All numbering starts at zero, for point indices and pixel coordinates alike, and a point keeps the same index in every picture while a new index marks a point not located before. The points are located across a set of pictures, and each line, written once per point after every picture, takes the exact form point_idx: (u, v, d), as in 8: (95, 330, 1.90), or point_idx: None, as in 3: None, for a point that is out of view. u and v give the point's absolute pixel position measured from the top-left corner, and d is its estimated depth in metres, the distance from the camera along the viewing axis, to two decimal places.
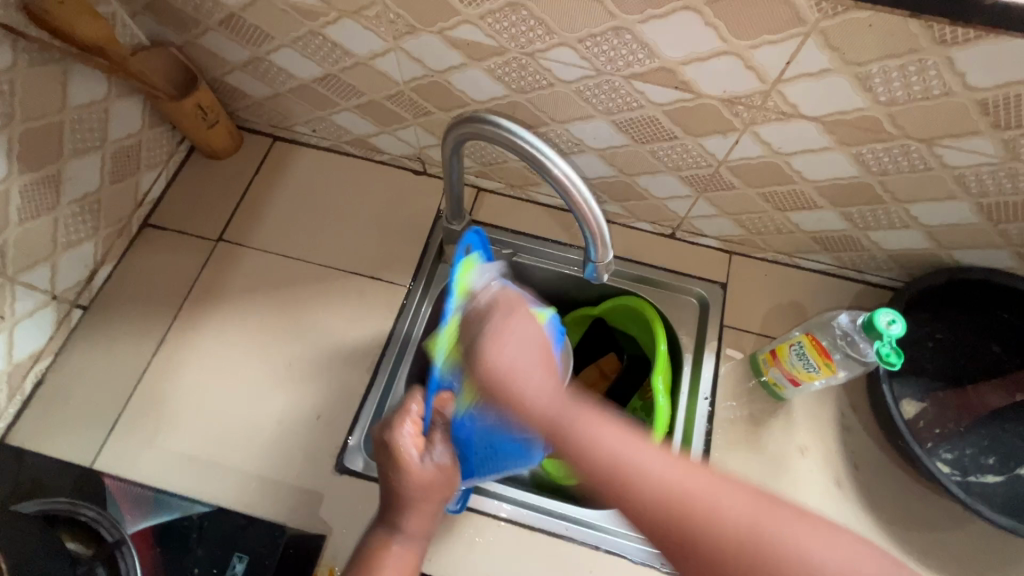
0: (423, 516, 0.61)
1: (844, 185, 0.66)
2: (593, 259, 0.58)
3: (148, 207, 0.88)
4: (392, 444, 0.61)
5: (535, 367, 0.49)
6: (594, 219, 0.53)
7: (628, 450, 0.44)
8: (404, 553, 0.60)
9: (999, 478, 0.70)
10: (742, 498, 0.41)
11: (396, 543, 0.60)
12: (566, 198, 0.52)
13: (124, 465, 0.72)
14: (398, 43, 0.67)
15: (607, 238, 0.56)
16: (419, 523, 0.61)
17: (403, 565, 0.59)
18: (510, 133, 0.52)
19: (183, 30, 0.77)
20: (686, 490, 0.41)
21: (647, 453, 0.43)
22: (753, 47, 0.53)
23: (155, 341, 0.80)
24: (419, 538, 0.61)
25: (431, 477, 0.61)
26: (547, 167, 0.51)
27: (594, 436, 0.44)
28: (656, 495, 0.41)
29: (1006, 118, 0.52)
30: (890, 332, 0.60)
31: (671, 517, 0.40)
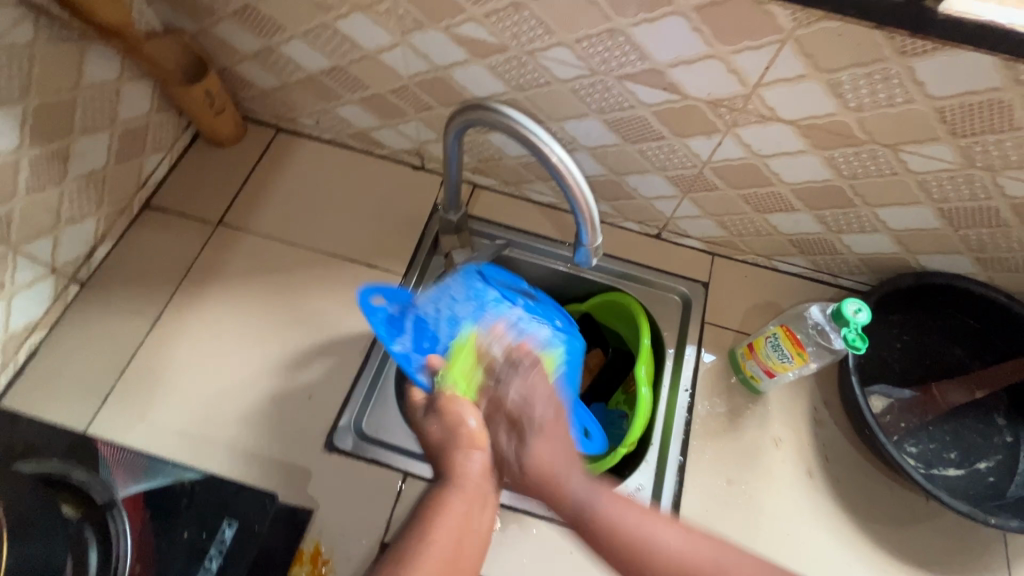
0: (476, 466, 0.57)
1: (818, 188, 0.70)
2: (583, 245, 0.61)
3: (150, 189, 0.90)
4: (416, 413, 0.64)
5: (567, 464, 0.57)
6: (585, 203, 0.57)
7: (648, 530, 0.52)
8: (456, 501, 0.53)
9: (960, 472, 0.74)
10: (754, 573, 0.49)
11: (451, 494, 0.54)
12: (559, 180, 0.56)
13: (115, 436, 0.73)
14: (405, 38, 0.71)
15: (597, 224, 0.59)
16: (474, 469, 0.57)
17: (455, 517, 0.52)
18: (508, 116, 0.56)
19: (197, 19, 0.80)
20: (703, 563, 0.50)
21: (663, 528, 0.52)
22: (735, 52, 0.57)
23: (151, 318, 0.81)
24: (470, 484, 0.55)
25: (461, 425, 0.60)
26: (544, 152, 0.55)
27: (615, 516, 0.53)
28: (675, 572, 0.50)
29: (962, 126, 0.57)
30: (856, 320, 0.64)
31: None
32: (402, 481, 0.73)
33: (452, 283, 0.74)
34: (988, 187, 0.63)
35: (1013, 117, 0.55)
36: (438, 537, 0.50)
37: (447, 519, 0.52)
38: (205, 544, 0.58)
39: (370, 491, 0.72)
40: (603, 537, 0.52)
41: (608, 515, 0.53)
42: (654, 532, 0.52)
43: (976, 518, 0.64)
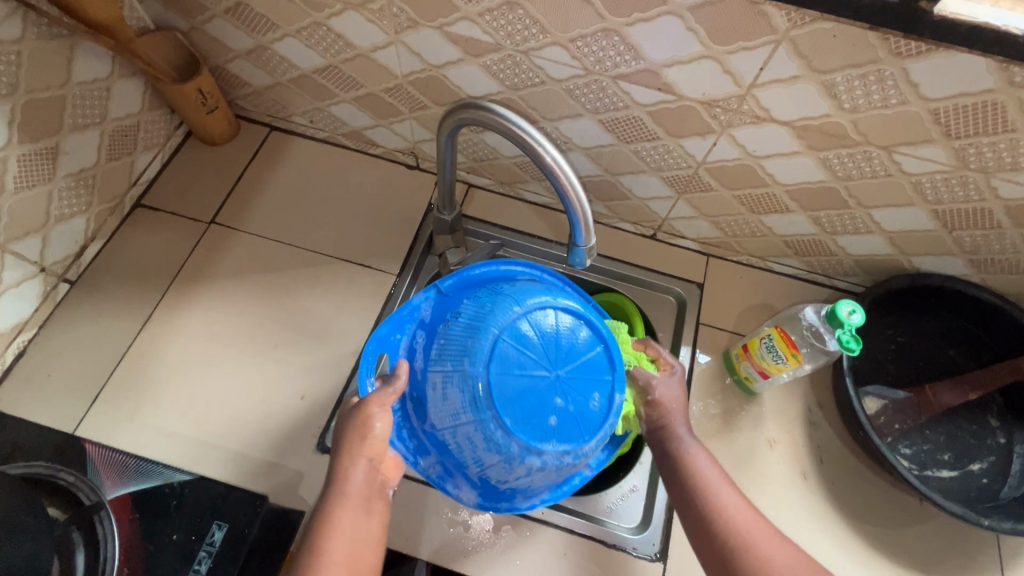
0: (366, 471, 0.55)
1: (813, 189, 0.70)
2: (576, 246, 0.61)
3: (141, 187, 0.89)
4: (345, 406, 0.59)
5: (691, 441, 0.61)
6: (579, 204, 0.56)
7: (718, 488, 0.58)
8: (345, 514, 0.53)
9: (954, 473, 0.74)
10: (788, 556, 0.54)
11: (340, 505, 0.54)
12: (553, 181, 0.56)
13: (103, 438, 0.72)
14: (398, 37, 0.70)
15: (591, 226, 0.59)
16: (360, 477, 0.55)
17: (344, 530, 0.53)
18: (503, 116, 0.55)
19: (189, 16, 0.80)
20: (754, 533, 0.55)
21: (732, 495, 0.58)
22: (729, 52, 0.57)
23: (141, 318, 0.80)
24: (355, 499, 0.54)
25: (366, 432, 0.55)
26: (537, 151, 0.55)
27: (697, 465, 0.59)
28: (731, 527, 0.55)
29: (956, 128, 0.57)
30: (851, 321, 0.63)
31: (734, 545, 0.54)
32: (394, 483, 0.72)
33: (467, 363, 0.53)
34: (982, 188, 0.63)
35: (1008, 119, 0.55)
36: (326, 551, 0.52)
37: (336, 536, 0.52)
38: (194, 547, 0.58)
39: None
40: (686, 478, 0.59)
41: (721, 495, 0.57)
42: (756, 528, 0.55)
43: (969, 519, 0.64)
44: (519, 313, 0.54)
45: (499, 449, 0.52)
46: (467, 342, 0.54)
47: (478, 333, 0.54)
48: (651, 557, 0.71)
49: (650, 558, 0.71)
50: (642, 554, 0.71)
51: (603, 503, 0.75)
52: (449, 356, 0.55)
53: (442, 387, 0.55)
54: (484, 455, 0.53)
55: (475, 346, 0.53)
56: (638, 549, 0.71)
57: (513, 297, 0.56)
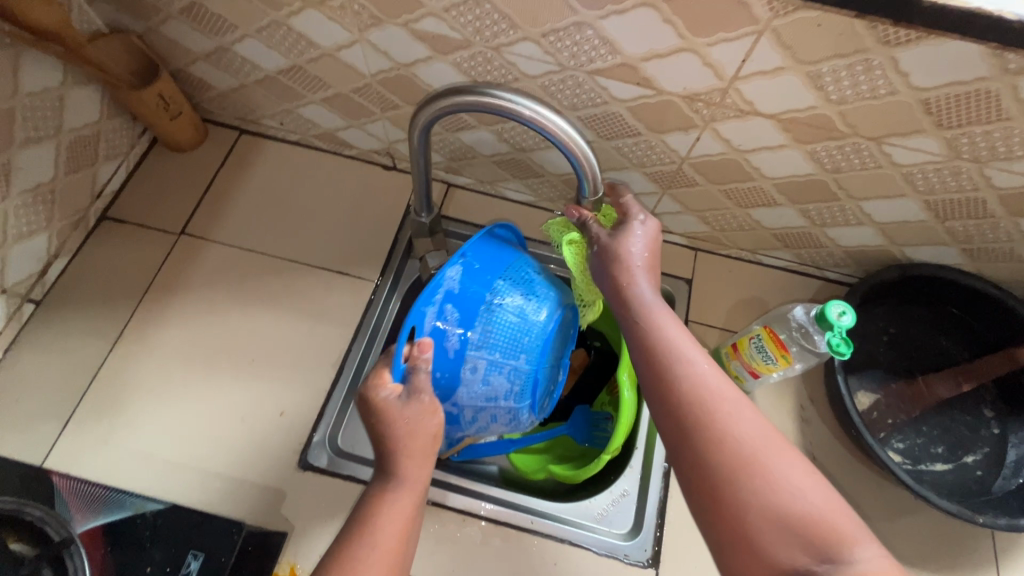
0: (421, 460, 0.53)
1: (801, 182, 0.68)
2: (584, 196, 0.58)
3: (106, 200, 0.85)
4: (366, 399, 0.53)
5: (654, 299, 0.53)
6: (583, 153, 0.54)
7: (681, 346, 0.49)
8: (403, 500, 0.51)
9: (948, 466, 0.73)
10: (755, 427, 0.44)
11: (391, 492, 0.51)
12: (542, 135, 0.53)
13: (76, 465, 0.70)
14: (363, 35, 0.66)
15: (598, 176, 0.56)
16: (415, 466, 0.52)
17: (398, 514, 0.51)
18: (456, 92, 0.52)
19: (144, 18, 0.75)
20: (714, 394, 0.45)
21: (698, 355, 0.48)
22: (710, 44, 0.54)
23: (112, 336, 0.78)
24: (413, 484, 0.52)
25: (414, 419, 0.53)
26: (528, 116, 0.52)
27: (657, 320, 0.51)
28: (687, 387, 0.46)
29: (948, 117, 0.54)
30: (841, 323, 0.61)
31: (687, 403, 0.45)
32: None
33: (509, 355, 0.60)
34: (975, 178, 0.60)
35: (1002, 108, 0.52)
36: (381, 534, 0.49)
37: (389, 521, 0.50)
38: None
39: (347, 510, 0.70)
40: (640, 330, 0.51)
41: (687, 353, 0.48)
42: (728, 393, 0.45)
43: (962, 516, 0.63)
44: (547, 319, 0.63)
45: (517, 425, 0.65)
46: (510, 335, 0.61)
47: (521, 330, 0.61)
48: (643, 563, 0.70)
49: (642, 564, 0.70)
50: (634, 561, 0.70)
51: (595, 508, 0.73)
52: (496, 344, 0.60)
53: (487, 372, 0.60)
54: (501, 428, 0.66)
55: (518, 341, 0.61)
56: (630, 555, 0.70)
57: (530, 288, 0.64)
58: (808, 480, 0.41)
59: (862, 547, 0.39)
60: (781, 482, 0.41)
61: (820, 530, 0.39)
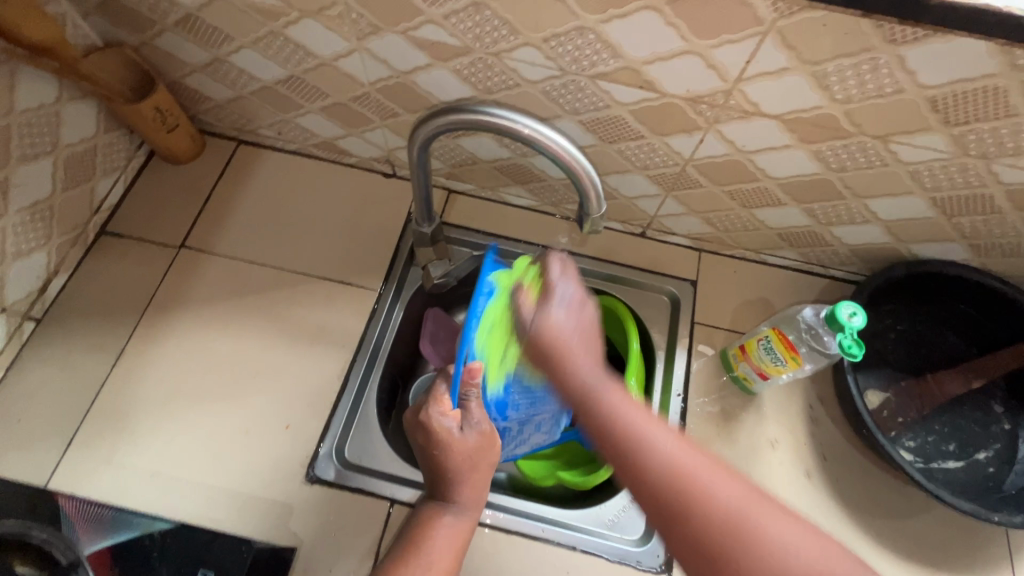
0: (477, 484, 0.59)
1: (806, 182, 0.67)
2: (587, 216, 0.55)
3: (104, 214, 0.84)
4: (430, 428, 0.58)
5: (582, 353, 0.55)
6: (578, 164, 0.52)
7: (648, 429, 0.48)
8: (458, 523, 0.58)
9: (960, 464, 0.72)
10: (736, 486, 0.44)
11: (448, 514, 0.58)
12: (542, 153, 0.52)
13: (80, 484, 0.69)
14: (362, 43, 0.66)
15: (600, 191, 0.54)
16: (472, 491, 0.59)
17: (454, 537, 0.57)
18: (451, 111, 0.53)
19: (139, 31, 0.75)
20: (685, 467, 0.45)
21: (665, 434, 0.47)
22: (713, 46, 0.53)
23: (114, 352, 0.77)
24: (470, 510, 0.59)
25: (472, 449, 0.59)
26: (518, 131, 0.51)
27: (616, 408, 0.50)
28: (661, 466, 0.45)
29: (955, 114, 0.54)
30: (851, 324, 0.61)
31: (670, 493, 0.44)
32: (389, 509, 0.70)
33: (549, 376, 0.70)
34: (983, 174, 0.60)
35: (1009, 104, 0.52)
36: (436, 552, 0.55)
37: (446, 541, 0.56)
38: None
39: (355, 523, 0.69)
40: (609, 431, 0.48)
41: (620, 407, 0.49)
42: (649, 427, 0.48)
43: (978, 515, 0.62)
44: None
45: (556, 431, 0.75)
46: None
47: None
48: (656, 569, 0.69)
49: (656, 571, 0.69)
50: (647, 567, 0.69)
51: (606, 516, 0.72)
52: None
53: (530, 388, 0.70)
54: (540, 434, 0.75)
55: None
56: (642, 562, 0.70)
57: None
58: (793, 523, 0.42)
59: (789, 535, 0.42)
60: (772, 544, 0.41)
61: (753, 529, 0.42)
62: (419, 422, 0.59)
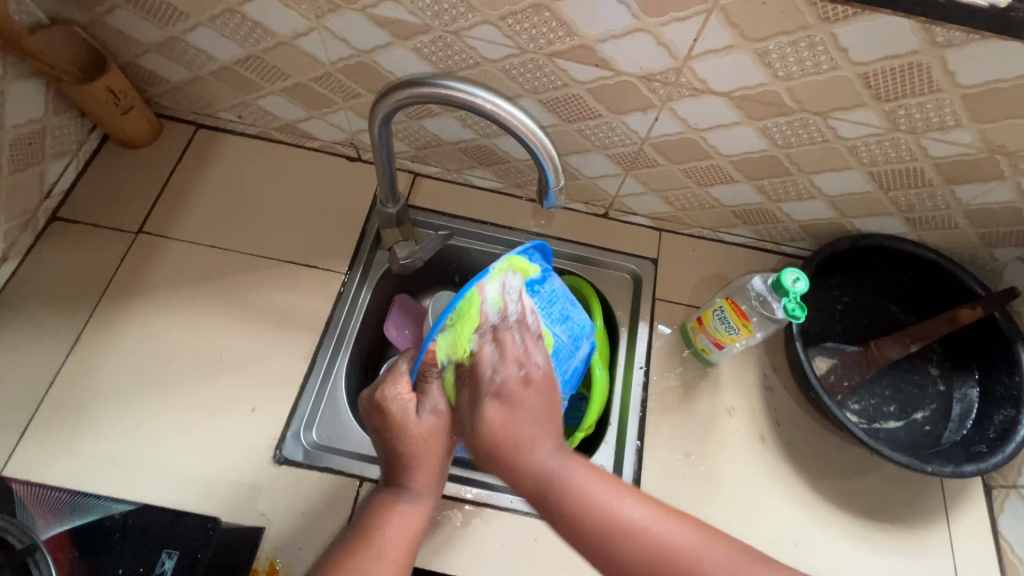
0: (431, 469, 0.55)
1: (755, 159, 0.70)
2: (550, 187, 0.56)
3: (56, 200, 0.82)
4: (385, 409, 0.56)
5: (542, 433, 0.50)
6: (536, 138, 0.53)
7: (613, 504, 0.48)
8: (409, 511, 0.54)
9: (900, 423, 0.77)
10: (718, 560, 0.47)
11: (401, 502, 0.54)
12: (500, 125, 0.53)
13: (36, 473, 0.67)
14: (321, 21, 0.66)
15: (558, 164, 0.55)
16: (425, 479, 0.55)
17: (405, 526, 0.54)
18: (408, 85, 0.54)
19: (88, 8, 0.73)
20: (647, 533, 0.47)
21: (626, 505, 0.48)
22: (662, 24, 0.56)
23: (69, 341, 0.75)
24: (427, 494, 0.55)
25: (421, 426, 0.55)
26: (476, 104, 0.52)
27: (580, 490, 0.48)
28: (623, 540, 0.46)
29: (886, 90, 0.58)
30: (795, 289, 0.65)
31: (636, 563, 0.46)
32: (358, 488, 0.70)
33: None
34: (914, 149, 0.64)
35: (932, 80, 0.56)
36: (384, 542, 0.53)
37: (394, 528, 0.53)
38: None
39: (322, 502, 0.69)
40: (569, 517, 0.47)
41: (586, 494, 0.47)
42: (606, 498, 0.48)
43: (913, 467, 0.67)
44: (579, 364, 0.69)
45: None
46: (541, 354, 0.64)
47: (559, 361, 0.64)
48: None
49: None
50: None
51: None
52: None
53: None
54: None
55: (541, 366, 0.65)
56: None
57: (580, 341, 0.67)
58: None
59: None
60: None
61: None
62: (375, 402, 0.56)
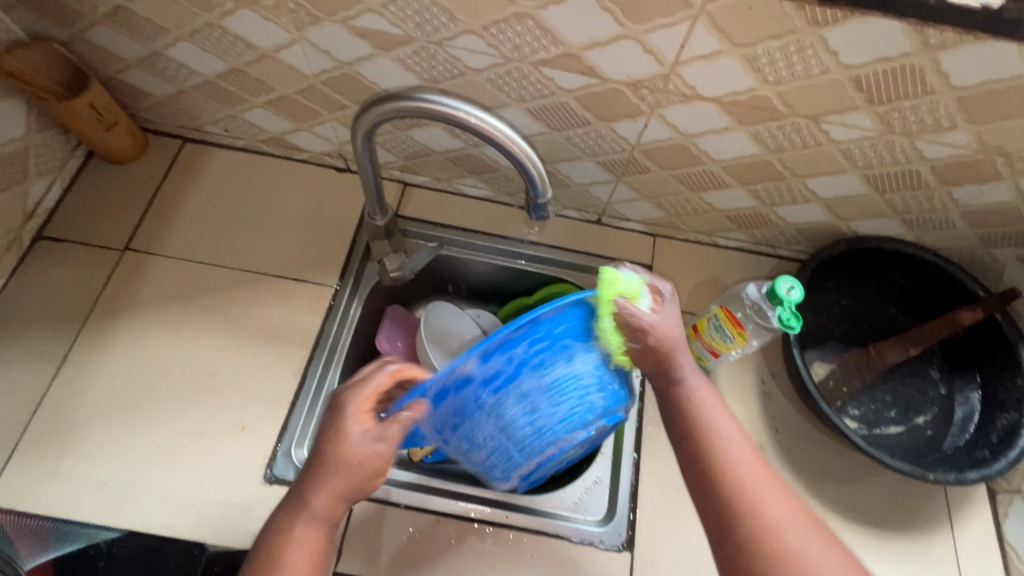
0: (337, 495, 0.49)
1: (748, 163, 0.69)
2: (536, 200, 0.55)
3: (40, 219, 0.81)
4: (338, 414, 0.50)
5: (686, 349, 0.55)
6: (522, 151, 0.52)
7: (722, 431, 0.53)
8: (307, 533, 0.49)
9: (901, 428, 0.76)
10: (793, 517, 0.48)
11: (301, 522, 0.49)
12: (484, 138, 0.52)
13: (22, 498, 0.66)
14: (302, 34, 0.65)
15: (544, 176, 0.54)
16: (325, 502, 0.49)
17: (304, 550, 0.49)
18: (390, 98, 0.52)
19: (68, 25, 0.72)
20: (740, 466, 0.50)
21: (735, 443, 0.52)
22: (648, 30, 0.55)
23: (56, 363, 0.74)
24: (328, 522, 0.50)
25: (350, 450, 0.49)
26: (460, 117, 0.51)
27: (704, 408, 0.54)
28: (724, 468, 0.50)
29: (877, 93, 0.57)
30: (790, 297, 0.63)
31: (722, 486, 0.49)
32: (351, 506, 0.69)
33: (548, 421, 0.49)
34: (908, 152, 0.63)
35: (925, 82, 0.55)
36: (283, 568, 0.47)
37: (296, 552, 0.48)
38: None
39: None
40: (681, 419, 0.54)
41: (708, 416, 0.53)
42: (723, 427, 0.53)
43: (915, 475, 0.66)
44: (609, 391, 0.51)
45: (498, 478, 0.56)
46: (584, 362, 0.50)
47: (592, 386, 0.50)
48: (619, 546, 0.70)
49: (617, 549, 0.70)
50: (608, 546, 0.70)
51: (568, 499, 0.73)
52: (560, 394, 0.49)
53: (500, 429, 0.50)
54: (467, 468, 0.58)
55: (568, 397, 0.49)
56: (606, 541, 0.71)
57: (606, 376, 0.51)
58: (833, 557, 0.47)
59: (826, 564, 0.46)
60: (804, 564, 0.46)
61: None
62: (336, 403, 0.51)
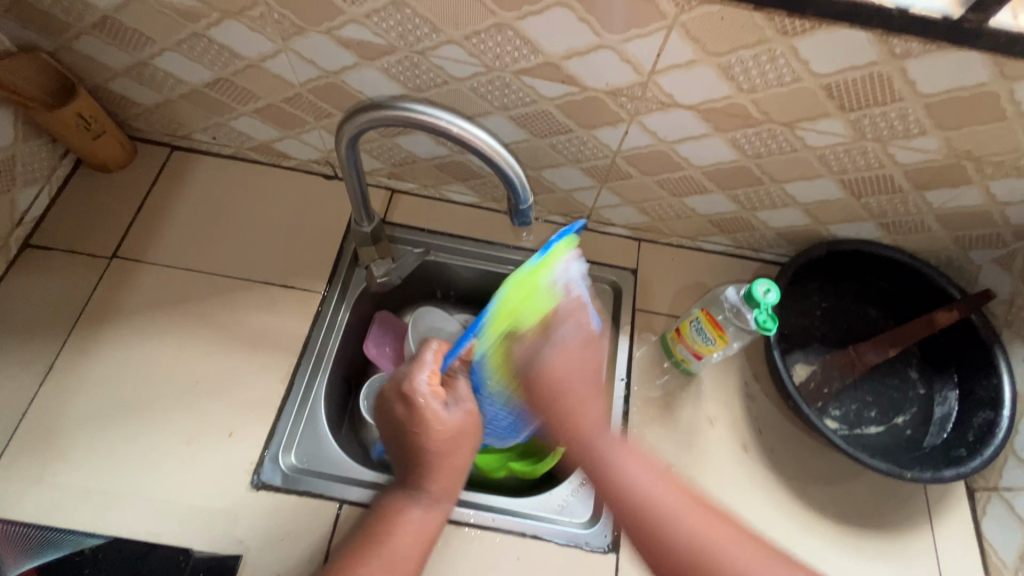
0: (450, 475, 0.60)
1: (727, 169, 0.71)
2: (518, 206, 0.56)
3: (28, 227, 0.81)
4: (412, 400, 0.60)
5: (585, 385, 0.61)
6: (502, 158, 0.53)
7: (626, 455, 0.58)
8: (418, 513, 0.59)
9: (881, 428, 0.77)
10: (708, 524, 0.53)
11: (417, 506, 0.59)
12: (465, 146, 0.53)
13: (7, 506, 0.66)
14: (287, 44, 0.66)
15: (525, 183, 0.55)
16: (444, 483, 0.60)
17: (417, 528, 0.58)
18: (373, 107, 0.53)
19: (55, 35, 0.72)
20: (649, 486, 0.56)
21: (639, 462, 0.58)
22: (625, 40, 0.56)
23: (42, 371, 0.74)
24: (442, 501, 0.60)
25: (438, 424, 0.59)
26: (441, 126, 0.52)
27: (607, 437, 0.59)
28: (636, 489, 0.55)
29: (849, 100, 0.58)
30: (766, 300, 0.66)
31: (638, 506, 0.55)
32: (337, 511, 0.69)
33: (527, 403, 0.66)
34: (881, 157, 0.65)
35: (895, 89, 0.56)
36: (397, 549, 0.57)
37: (410, 531, 0.58)
38: None
39: (300, 527, 0.68)
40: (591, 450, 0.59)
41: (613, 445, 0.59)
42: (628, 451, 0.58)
43: (893, 474, 0.67)
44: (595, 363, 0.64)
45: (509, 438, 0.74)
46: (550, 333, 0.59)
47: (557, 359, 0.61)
48: (605, 548, 0.71)
49: (602, 550, 0.71)
50: (594, 548, 0.71)
51: (554, 501, 0.74)
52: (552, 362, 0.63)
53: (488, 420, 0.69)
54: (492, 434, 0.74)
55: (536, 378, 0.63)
56: (591, 543, 0.71)
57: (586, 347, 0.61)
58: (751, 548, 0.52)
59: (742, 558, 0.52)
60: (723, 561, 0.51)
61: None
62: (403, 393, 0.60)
